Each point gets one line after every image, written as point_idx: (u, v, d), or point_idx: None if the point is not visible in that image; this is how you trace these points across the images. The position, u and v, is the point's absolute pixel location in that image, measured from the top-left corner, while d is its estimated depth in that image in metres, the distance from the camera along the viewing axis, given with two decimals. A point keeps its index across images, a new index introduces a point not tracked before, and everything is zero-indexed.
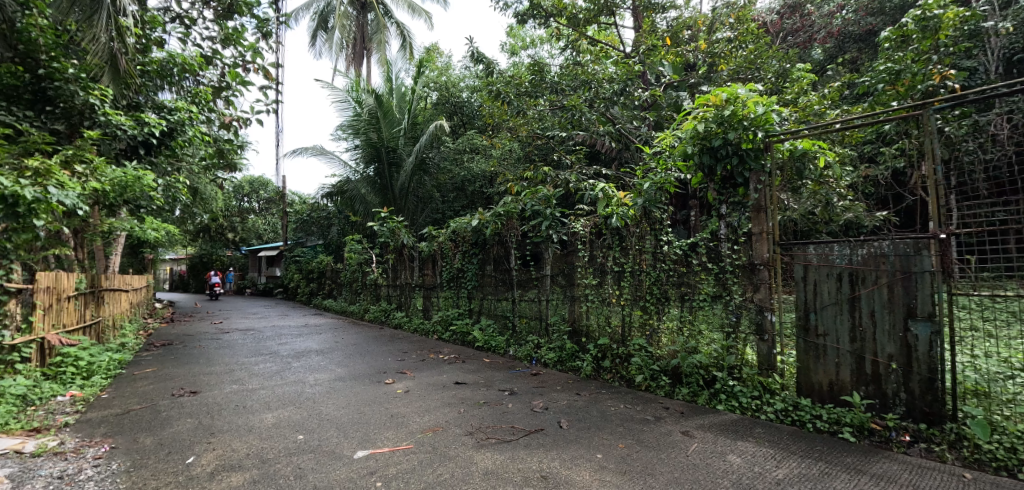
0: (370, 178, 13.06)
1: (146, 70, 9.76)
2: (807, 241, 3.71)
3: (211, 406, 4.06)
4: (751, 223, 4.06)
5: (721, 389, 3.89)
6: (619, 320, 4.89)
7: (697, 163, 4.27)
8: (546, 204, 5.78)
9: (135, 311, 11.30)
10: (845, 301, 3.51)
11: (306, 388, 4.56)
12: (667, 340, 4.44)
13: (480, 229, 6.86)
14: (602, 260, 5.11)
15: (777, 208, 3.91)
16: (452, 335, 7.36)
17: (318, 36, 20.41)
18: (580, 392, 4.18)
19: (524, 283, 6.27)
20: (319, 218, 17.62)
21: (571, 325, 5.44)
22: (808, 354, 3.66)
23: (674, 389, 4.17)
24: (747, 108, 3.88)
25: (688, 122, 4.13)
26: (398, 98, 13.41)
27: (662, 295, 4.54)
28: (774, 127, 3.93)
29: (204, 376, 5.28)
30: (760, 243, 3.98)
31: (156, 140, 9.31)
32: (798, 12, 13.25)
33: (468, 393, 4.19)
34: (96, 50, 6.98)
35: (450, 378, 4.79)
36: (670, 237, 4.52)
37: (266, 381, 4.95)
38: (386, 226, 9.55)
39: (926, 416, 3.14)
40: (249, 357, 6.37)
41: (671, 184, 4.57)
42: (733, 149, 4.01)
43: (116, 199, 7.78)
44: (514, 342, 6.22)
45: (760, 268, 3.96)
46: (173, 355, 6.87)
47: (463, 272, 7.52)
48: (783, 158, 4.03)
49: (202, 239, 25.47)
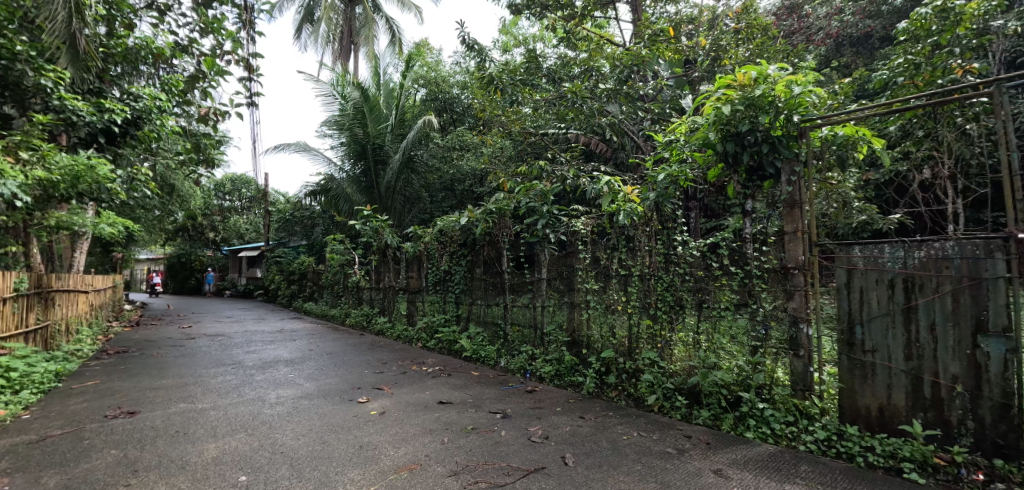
0: (355, 176, 12.49)
1: (109, 53, 8.98)
2: (851, 242, 3.17)
3: (145, 434, 3.41)
4: (783, 220, 3.49)
5: (749, 413, 3.35)
6: (625, 330, 4.33)
7: (719, 152, 3.69)
8: (542, 201, 5.22)
9: (97, 314, 10.50)
10: (899, 312, 2.97)
11: (264, 408, 3.92)
12: (682, 354, 3.89)
13: (468, 229, 6.25)
14: (606, 262, 4.53)
15: (815, 203, 3.35)
16: (438, 343, 6.77)
17: (303, 29, 19.67)
18: (583, 414, 3.61)
19: (516, 287, 5.70)
20: (301, 217, 16.89)
21: (570, 335, 4.86)
22: (853, 373, 3.13)
23: (692, 411, 3.62)
24: (780, 88, 3.34)
25: (709, 105, 3.56)
26: (386, 93, 12.83)
27: (675, 303, 3.98)
28: (809, 110, 3.41)
29: (150, 392, 4.60)
30: (794, 244, 3.41)
31: (119, 129, 8.66)
32: (795, 13, 12.27)
33: (454, 416, 3.60)
34: (53, 30, 6.37)
35: (433, 395, 4.18)
36: (685, 237, 3.97)
37: (221, 398, 4.29)
38: (370, 224, 8.83)
39: (999, 449, 2.62)
40: (208, 368, 5.69)
41: (686, 177, 4.02)
42: (762, 135, 3.47)
43: (68, 192, 7.00)
44: (505, 352, 5.64)
45: (794, 272, 3.39)
46: (123, 364, 6.17)
47: (450, 275, 6.92)
48: (819, 146, 3.51)
49: (180, 238, 24.43)
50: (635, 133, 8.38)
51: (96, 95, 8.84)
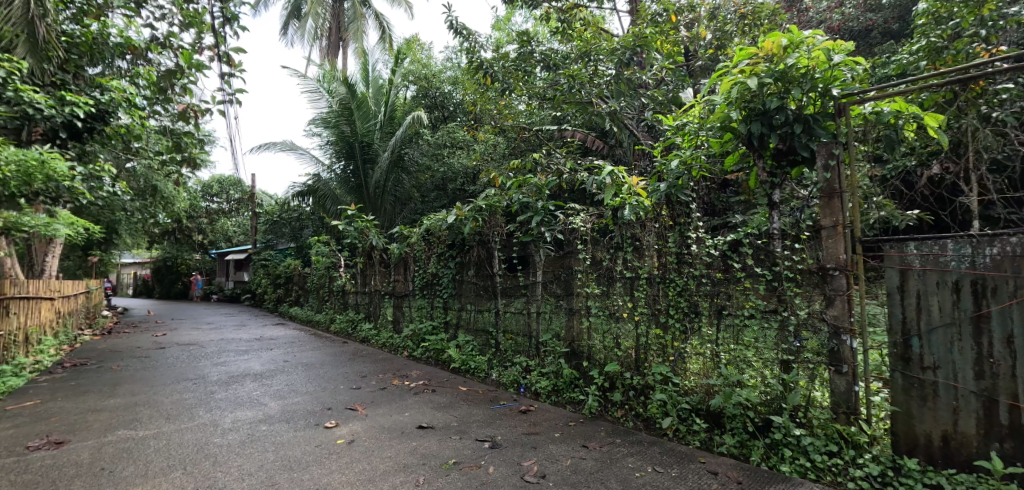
0: (343, 177, 11.94)
1: (74, 44, 8.30)
2: (904, 238, 2.65)
3: (62, 474, 2.85)
4: (818, 213, 2.98)
5: (783, 442, 2.83)
6: (631, 340, 3.81)
7: (742, 134, 3.17)
8: (536, 197, 4.69)
9: (65, 322, 9.85)
10: (967, 322, 2.46)
11: (215, 436, 3.36)
12: (698, 369, 3.38)
13: (456, 228, 5.68)
14: (609, 264, 4.00)
15: (858, 192, 2.83)
16: (424, 352, 6.22)
17: (289, 25, 19.01)
18: (586, 442, 3.08)
19: (509, 291, 5.17)
20: (289, 219, 16.34)
21: (569, 345, 4.32)
22: (910, 394, 2.63)
23: (713, 437, 3.10)
24: (814, 57, 2.86)
25: (730, 80, 3.05)
26: (375, 90, 12.30)
27: (691, 309, 3.46)
28: (847, 85, 2.94)
29: (90, 416, 4.02)
30: (834, 242, 2.89)
31: (81, 124, 8.04)
32: (795, 7, 11.62)
33: (433, 446, 3.06)
34: (10, 15, 6.01)
35: (412, 418, 3.63)
36: (700, 234, 3.45)
37: (169, 423, 3.73)
38: (354, 225, 8.20)
39: None
40: (167, 383, 5.11)
41: (701, 165, 3.50)
42: (794, 113, 2.97)
43: (20, 189, 6.39)
44: (497, 363, 5.10)
45: (835, 274, 2.86)
46: (75, 380, 5.56)
47: (437, 278, 6.37)
48: (859, 126, 3.02)
49: (167, 241, 23.64)
50: (634, 125, 7.78)
51: (58, 88, 8.26)
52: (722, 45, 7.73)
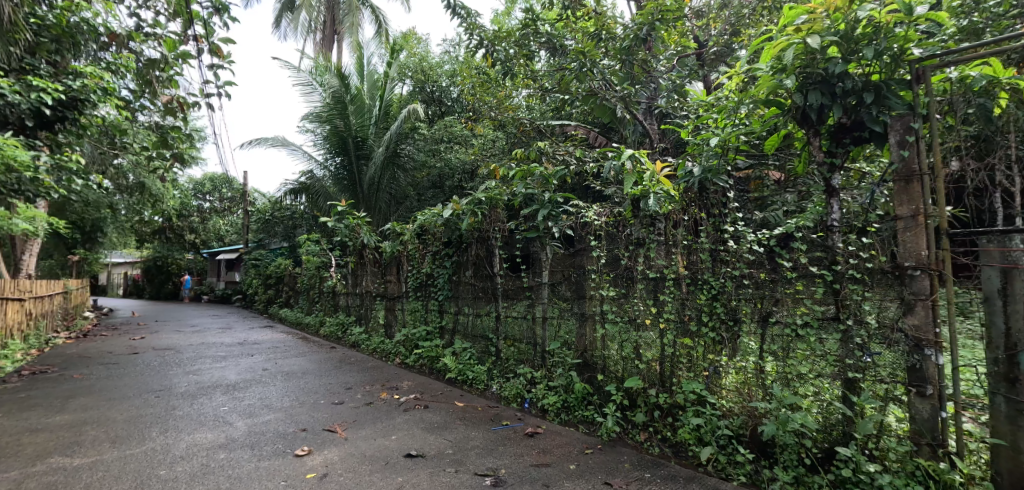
0: (336, 173, 11.40)
1: (44, 25, 7.60)
2: (1008, 230, 2.12)
3: None
4: (892, 200, 2.45)
5: (853, 480, 2.30)
6: (654, 351, 3.28)
7: (795, 107, 2.64)
8: (544, 188, 4.13)
9: (38, 325, 9.24)
10: None
11: (161, 467, 2.82)
12: (739, 386, 2.86)
13: (453, 224, 5.13)
14: (629, 262, 3.45)
15: (946, 173, 2.29)
16: (417, 360, 5.69)
17: (283, 20, 18.44)
18: (608, 478, 2.60)
19: (512, 294, 4.64)
20: (282, 217, 15.79)
21: (581, 355, 3.78)
22: (1019, 424, 2.10)
23: (760, 470, 2.58)
24: (892, 9, 2.32)
25: (785, 40, 2.51)
26: (369, 83, 11.70)
27: (729, 316, 2.92)
28: (928, 45, 2.40)
29: (26, 438, 3.45)
30: (916, 237, 2.35)
31: (50, 112, 7.43)
32: None
33: (423, 483, 2.52)
34: None
35: (400, 443, 3.09)
36: (742, 228, 2.91)
37: (116, 448, 3.18)
38: (345, 222, 7.61)
39: None
40: (127, 396, 4.55)
41: (740, 146, 2.98)
42: (861, 80, 2.46)
43: None
44: (497, 374, 4.56)
45: (915, 275, 2.33)
46: (27, 391, 4.98)
47: (432, 279, 5.82)
48: (940, 96, 2.48)
49: (157, 241, 22.94)
50: (644, 116, 7.21)
51: (26, 73, 7.58)
52: (737, 31, 7.17)
